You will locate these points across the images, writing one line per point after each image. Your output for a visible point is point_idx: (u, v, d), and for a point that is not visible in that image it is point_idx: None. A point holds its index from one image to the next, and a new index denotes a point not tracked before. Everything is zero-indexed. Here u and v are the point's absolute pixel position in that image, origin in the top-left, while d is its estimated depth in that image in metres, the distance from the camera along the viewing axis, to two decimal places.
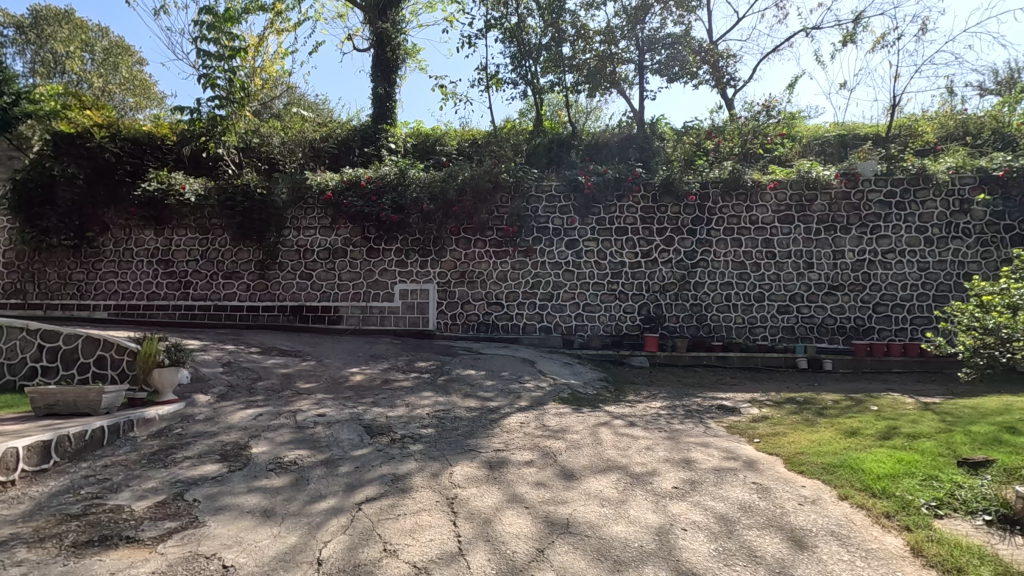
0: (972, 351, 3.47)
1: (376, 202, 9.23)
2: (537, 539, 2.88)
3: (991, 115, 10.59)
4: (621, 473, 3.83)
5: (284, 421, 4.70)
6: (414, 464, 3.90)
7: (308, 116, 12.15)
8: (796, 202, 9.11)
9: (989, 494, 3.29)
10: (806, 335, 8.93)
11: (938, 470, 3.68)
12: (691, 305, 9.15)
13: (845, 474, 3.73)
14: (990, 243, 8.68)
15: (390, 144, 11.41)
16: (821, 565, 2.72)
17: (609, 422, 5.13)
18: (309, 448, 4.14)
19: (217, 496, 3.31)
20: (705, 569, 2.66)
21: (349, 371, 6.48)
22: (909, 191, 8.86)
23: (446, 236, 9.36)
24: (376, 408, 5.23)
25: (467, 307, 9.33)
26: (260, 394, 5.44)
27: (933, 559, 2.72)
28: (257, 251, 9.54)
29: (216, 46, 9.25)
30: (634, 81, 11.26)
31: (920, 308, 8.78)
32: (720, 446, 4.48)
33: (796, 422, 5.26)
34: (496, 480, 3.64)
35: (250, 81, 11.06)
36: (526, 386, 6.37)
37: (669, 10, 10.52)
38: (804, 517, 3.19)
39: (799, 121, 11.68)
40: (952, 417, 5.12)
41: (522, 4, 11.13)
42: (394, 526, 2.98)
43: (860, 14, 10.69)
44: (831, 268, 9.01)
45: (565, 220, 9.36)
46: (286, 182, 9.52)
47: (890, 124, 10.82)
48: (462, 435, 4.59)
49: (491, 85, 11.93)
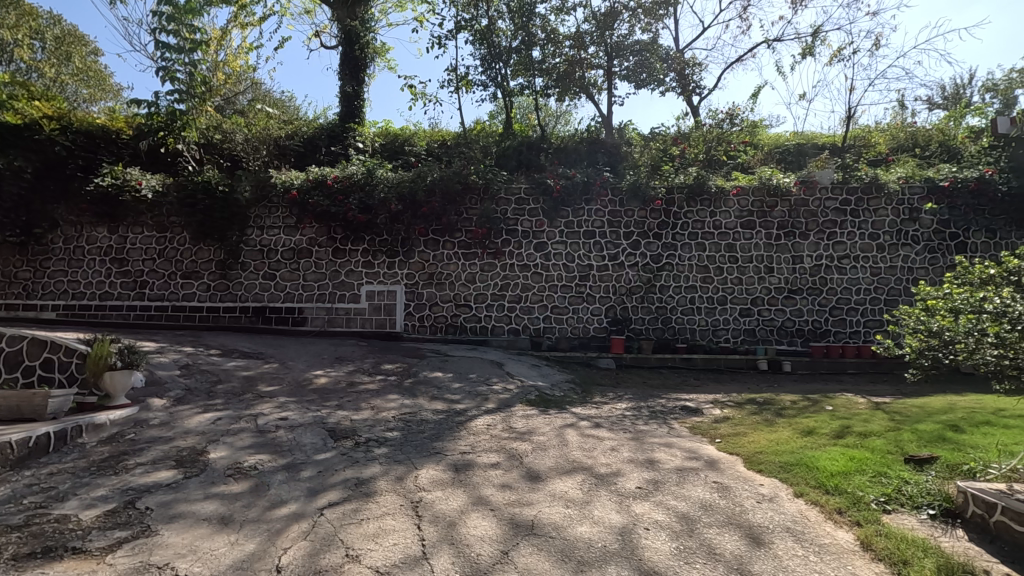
0: (918, 352, 3.60)
1: (342, 202, 9.08)
2: (502, 541, 2.88)
3: (939, 129, 11.17)
4: (587, 474, 3.87)
5: (244, 425, 4.57)
6: (379, 467, 3.85)
7: (273, 113, 11.93)
8: (757, 208, 9.37)
9: (933, 490, 3.46)
10: (766, 337, 9.20)
11: (887, 467, 3.84)
12: (656, 308, 9.32)
13: (801, 473, 3.85)
14: (937, 250, 9.14)
15: (358, 143, 11.28)
16: (777, 561, 2.80)
17: (576, 424, 5.18)
18: (270, 452, 4.05)
19: (170, 503, 3.20)
20: (666, 567, 2.71)
21: (313, 374, 6.37)
22: (862, 199, 9.23)
23: (415, 237, 9.29)
24: (341, 410, 5.15)
25: (436, 308, 9.27)
26: (219, 397, 5.29)
27: (881, 552, 2.84)
28: (218, 250, 9.27)
29: (176, 38, 8.94)
30: (603, 87, 11.42)
31: (872, 311, 9.17)
32: (683, 447, 4.57)
33: (756, 422, 5.41)
34: (461, 483, 3.63)
35: (212, 76, 10.74)
36: (494, 388, 6.38)
37: (637, 18, 10.73)
38: (761, 514, 3.28)
39: (761, 129, 12.06)
40: (900, 417, 5.33)
41: (493, 6, 11.16)
42: (357, 531, 2.94)
43: (817, 28, 11.14)
44: (791, 272, 9.30)
45: (533, 223, 9.41)
46: (249, 179, 9.25)
47: (846, 135, 11.27)
48: (429, 438, 4.56)
49: (461, 87, 11.92)
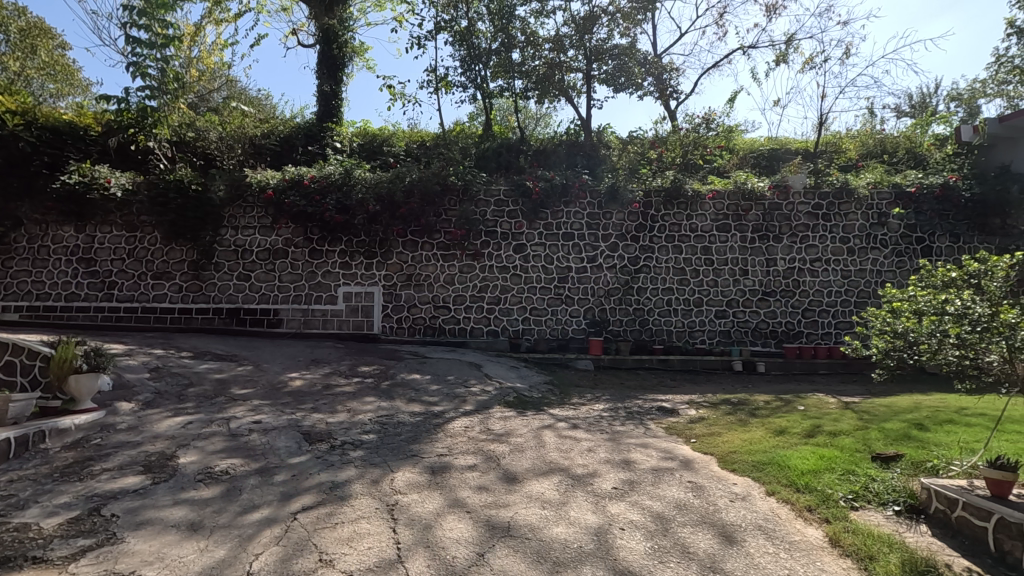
0: (883, 353, 3.67)
1: (319, 202, 8.96)
2: (477, 543, 2.88)
3: (906, 136, 11.51)
4: (563, 475, 3.88)
5: (216, 429, 4.48)
6: (354, 471, 3.81)
7: (248, 111, 11.74)
8: (732, 211, 9.54)
9: (898, 486, 3.56)
10: (741, 339, 9.36)
11: (855, 465, 3.94)
12: (634, 309, 9.41)
13: (773, 471, 3.92)
14: (904, 253, 9.40)
15: (335, 143, 11.15)
16: (749, 558, 2.85)
17: (553, 425, 5.19)
18: (243, 456, 3.98)
19: (137, 510, 3.11)
20: (640, 567, 2.73)
21: (288, 376, 6.27)
22: (834, 204, 9.46)
23: (393, 238, 9.22)
24: (316, 413, 5.08)
25: (414, 310, 9.21)
26: (190, 400, 5.18)
27: (849, 548, 2.90)
28: (191, 251, 9.08)
29: (148, 33, 8.73)
30: (582, 90, 11.50)
31: (843, 313, 9.39)
32: (659, 447, 4.62)
33: (730, 422, 5.49)
34: (438, 485, 3.61)
35: (186, 72, 10.53)
36: (472, 390, 6.36)
37: (616, 22, 10.83)
38: (734, 513, 3.33)
39: (737, 134, 12.27)
40: (869, 416, 5.46)
41: (472, 8, 11.17)
42: (331, 535, 2.90)
43: (791, 36, 11.40)
44: (764, 275, 9.48)
45: (512, 225, 9.43)
46: (223, 178, 9.08)
47: (818, 141, 11.53)
48: (405, 440, 4.52)
49: (440, 88, 11.89)
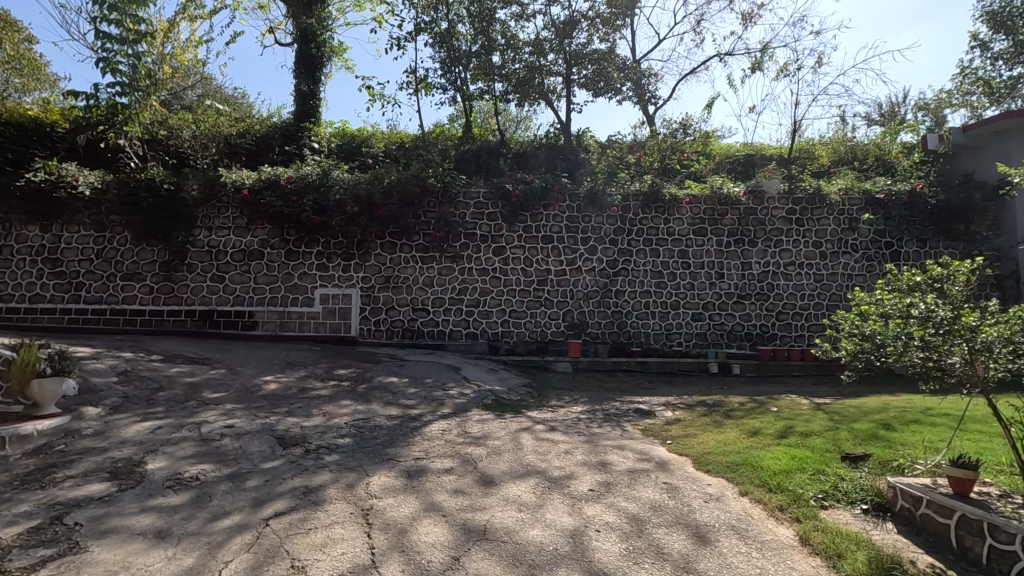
0: (852, 354, 3.74)
1: (296, 203, 8.83)
2: (453, 547, 2.86)
3: (876, 144, 11.83)
4: (540, 477, 3.88)
5: (186, 434, 4.38)
6: (329, 475, 3.76)
7: (223, 110, 11.56)
8: (709, 215, 9.68)
9: (866, 485, 3.65)
10: (717, 341, 9.50)
11: (825, 465, 4.03)
12: (612, 312, 9.48)
13: (746, 472, 3.98)
14: (874, 258, 9.65)
15: (313, 143, 11.01)
16: (722, 558, 2.89)
17: (531, 428, 5.20)
18: (214, 461, 3.89)
19: (102, 518, 3.02)
20: (614, 568, 2.75)
21: (263, 380, 6.17)
22: (807, 209, 9.68)
23: (371, 240, 9.14)
24: (291, 417, 5.00)
25: (392, 312, 9.15)
26: (160, 405, 5.06)
27: (818, 547, 2.97)
28: (162, 251, 8.88)
29: (119, 28, 8.50)
30: (562, 93, 11.57)
31: (815, 316, 9.60)
32: (635, 448, 4.66)
33: (706, 423, 5.57)
34: (414, 489, 3.58)
35: (159, 69, 10.30)
36: (450, 393, 6.33)
37: (596, 27, 10.93)
38: (708, 513, 3.38)
39: (713, 140, 12.49)
40: (839, 417, 5.60)
41: (453, 10, 11.14)
42: (304, 541, 2.86)
43: (765, 44, 11.65)
44: (740, 278, 9.64)
45: (491, 227, 9.44)
46: (196, 178, 8.91)
47: (793, 147, 11.77)
48: (382, 444, 4.48)
49: (420, 89, 11.87)
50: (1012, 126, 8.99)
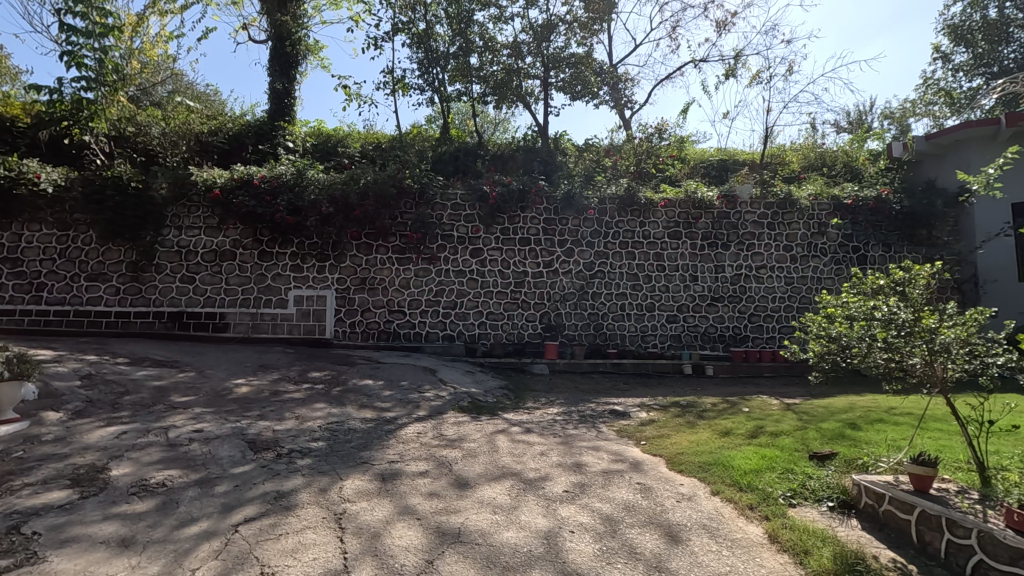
0: (819, 356, 3.81)
1: (270, 203, 8.69)
2: (427, 550, 2.85)
3: (844, 151, 12.16)
4: (515, 479, 3.88)
5: (153, 439, 4.27)
6: (301, 479, 3.70)
7: (194, 107, 11.31)
8: (683, 219, 9.84)
9: (832, 483, 3.75)
10: (691, 343, 9.65)
11: (793, 463, 4.12)
12: (589, 314, 9.55)
13: (717, 471, 4.05)
14: (842, 262, 9.90)
15: (288, 143, 10.83)
16: (693, 557, 2.93)
17: (507, 430, 5.20)
18: (181, 467, 3.80)
19: (62, 527, 2.93)
20: (588, 568, 2.78)
21: (234, 383, 6.04)
22: (778, 213, 9.90)
23: (347, 241, 9.04)
24: (263, 421, 4.91)
25: (368, 314, 9.06)
26: (125, 410, 4.91)
27: (786, 544, 3.04)
28: (129, 251, 8.63)
29: (84, 21, 8.22)
30: (540, 96, 11.63)
31: (786, 318, 9.82)
32: (610, 449, 4.71)
33: (680, 423, 5.65)
34: (388, 492, 3.56)
35: (127, 63, 10.03)
36: (425, 395, 6.30)
37: (573, 31, 11.02)
38: (680, 513, 3.42)
39: (688, 145, 12.70)
40: (807, 417, 5.74)
41: (430, 11, 11.10)
42: (274, 547, 2.81)
43: (738, 51, 11.91)
44: (713, 280, 9.81)
45: (469, 229, 9.42)
46: (165, 176, 8.68)
47: (764, 152, 12.05)
48: (356, 447, 4.43)
49: (397, 89, 11.81)
50: (973, 135, 9.32)
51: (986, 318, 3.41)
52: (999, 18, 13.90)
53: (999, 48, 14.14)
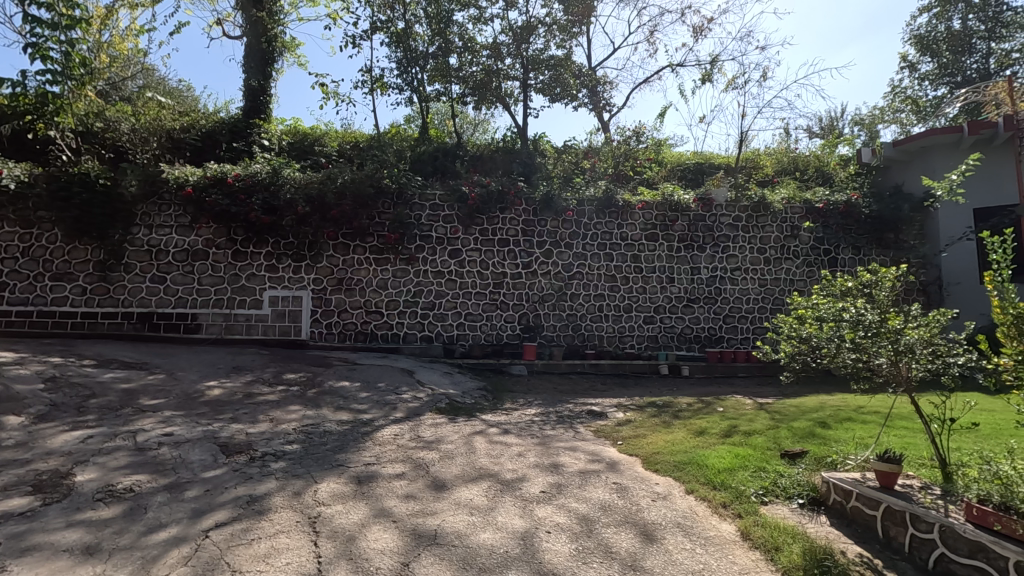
0: (790, 356, 3.89)
1: (244, 202, 8.53)
2: (403, 552, 2.83)
3: (816, 155, 12.44)
4: (492, 481, 3.88)
5: (121, 443, 4.16)
6: (275, 483, 3.65)
7: (166, 103, 11.04)
8: (660, 222, 9.95)
9: (803, 481, 3.83)
10: (668, 343, 9.77)
11: (766, 462, 4.21)
12: (567, 315, 9.60)
13: (692, 470, 4.11)
14: (814, 264, 10.13)
15: (263, 140, 10.66)
16: (667, 555, 2.97)
17: (484, 431, 5.19)
18: (150, 471, 3.71)
19: (22, 535, 2.83)
20: (564, 568, 2.79)
21: (206, 385, 5.91)
22: (752, 217, 10.09)
23: (323, 241, 8.92)
24: (235, 424, 4.82)
25: (344, 315, 8.95)
26: (91, 413, 4.78)
27: (757, 541, 3.10)
28: (97, 250, 8.39)
29: (50, 12, 7.96)
30: (520, 98, 11.66)
31: (759, 319, 10.01)
32: (587, 449, 4.74)
33: (656, 423, 5.72)
34: (364, 495, 3.52)
35: (95, 57, 9.75)
36: (403, 397, 6.25)
37: (553, 33, 11.08)
38: (656, 512, 3.46)
39: (666, 148, 12.88)
40: (780, 415, 5.86)
41: (410, 10, 11.04)
42: (246, 552, 2.76)
43: (714, 57, 12.13)
44: (689, 282, 9.94)
45: (447, 229, 9.39)
46: (135, 173, 8.44)
47: (739, 157, 12.28)
48: (331, 450, 4.38)
49: (376, 88, 11.72)
50: (937, 142, 9.63)
51: (947, 319, 3.53)
52: (962, 29, 14.40)
53: (962, 58, 14.62)
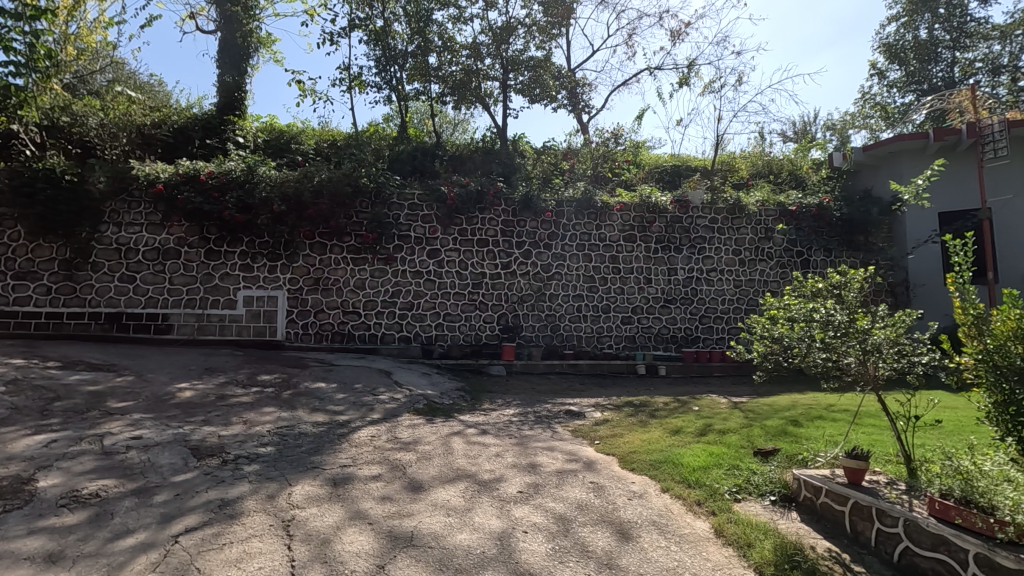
0: (762, 355, 3.95)
1: (218, 200, 8.35)
2: (378, 555, 2.80)
3: (790, 159, 12.71)
4: (469, 481, 3.87)
5: (87, 447, 4.04)
6: (248, 486, 3.58)
7: (136, 98, 10.78)
8: (638, 223, 10.05)
9: (774, 478, 3.91)
10: (645, 344, 9.88)
11: (739, 460, 4.28)
12: (546, 315, 9.64)
13: (667, 469, 4.16)
14: (787, 265, 10.33)
15: (238, 138, 10.50)
16: (643, 553, 3.00)
17: (462, 432, 5.18)
18: (117, 476, 3.61)
19: None
20: (540, 568, 2.79)
21: (177, 387, 5.77)
22: (728, 219, 10.26)
23: (299, 240, 8.79)
24: (207, 426, 4.72)
25: (321, 316, 8.84)
26: (56, 417, 4.63)
27: (730, 537, 3.15)
28: (63, 248, 8.14)
29: (14, 2, 7.68)
30: (499, 98, 11.67)
31: (734, 319, 10.18)
32: (564, 449, 4.76)
33: (632, 422, 5.77)
34: (339, 497, 3.48)
35: (61, 49, 9.46)
36: (380, 398, 6.19)
37: (532, 34, 11.10)
38: (632, 511, 3.50)
39: (644, 150, 13.03)
40: (753, 414, 5.98)
41: (389, 8, 10.96)
42: (217, 557, 2.71)
43: (691, 61, 12.30)
44: (666, 283, 10.07)
45: (426, 229, 9.33)
46: (104, 169, 8.22)
47: (715, 160, 12.48)
48: (306, 452, 4.32)
49: (354, 86, 11.61)
50: (905, 148, 9.92)
51: (912, 319, 3.63)
52: (929, 38, 14.87)
53: (929, 67, 15.06)
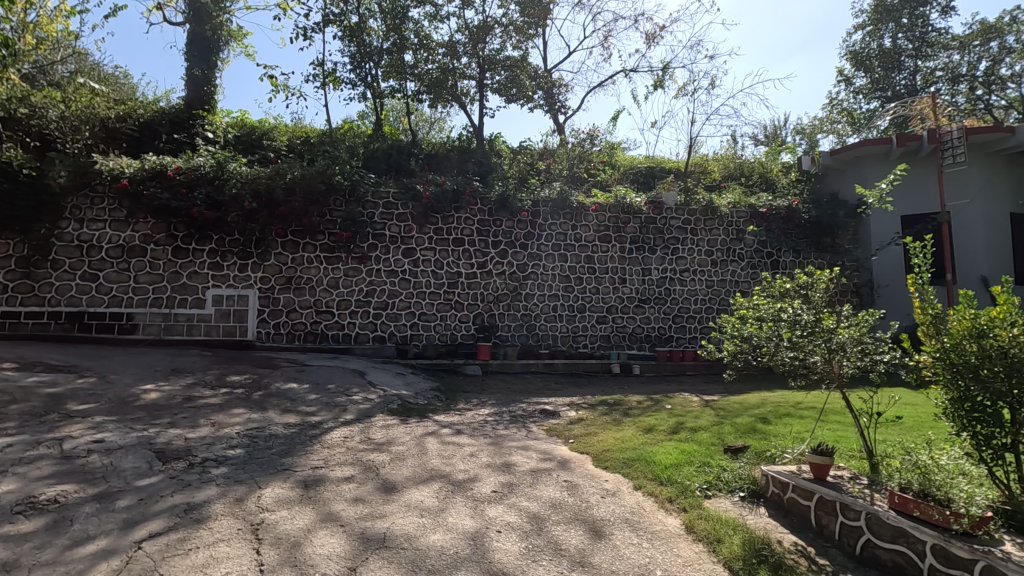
0: (732, 354, 4.02)
1: (185, 196, 8.14)
2: (350, 557, 2.77)
3: (760, 162, 12.98)
4: (443, 481, 3.86)
5: (45, 451, 3.89)
6: (216, 489, 3.51)
7: (100, 89, 10.41)
8: (613, 223, 10.14)
9: (743, 475, 3.98)
10: (619, 343, 9.98)
11: (710, 457, 4.36)
12: (522, 315, 9.67)
13: (640, 467, 4.21)
14: (758, 265, 10.55)
15: (207, 133, 10.23)
16: (615, 551, 3.03)
17: (437, 432, 5.15)
18: (77, 481, 3.49)
19: None
20: (513, 567, 2.80)
21: (142, 389, 5.60)
22: (700, 220, 10.43)
23: (271, 238, 8.63)
24: (173, 429, 4.60)
25: (293, 315, 8.69)
26: (12, 420, 4.45)
27: (700, 534, 3.20)
28: (20, 245, 7.83)
29: None
30: (475, 97, 11.63)
31: (706, 318, 10.36)
32: (539, 448, 4.77)
33: (606, 421, 5.82)
34: (311, 500, 3.43)
35: (19, 38, 9.09)
36: (353, 398, 6.12)
37: (509, 34, 11.10)
38: (605, 509, 3.53)
39: (619, 151, 13.16)
40: (724, 412, 6.09)
41: (364, 4, 10.83)
42: (182, 563, 2.64)
43: (665, 64, 12.47)
44: (640, 283, 10.19)
45: (401, 228, 9.25)
46: (64, 164, 7.95)
47: (689, 162, 12.67)
48: (277, 454, 4.24)
49: (328, 83, 11.45)
50: (869, 153, 10.22)
51: (875, 319, 3.74)
52: (892, 47, 15.36)
53: (892, 74, 15.56)
